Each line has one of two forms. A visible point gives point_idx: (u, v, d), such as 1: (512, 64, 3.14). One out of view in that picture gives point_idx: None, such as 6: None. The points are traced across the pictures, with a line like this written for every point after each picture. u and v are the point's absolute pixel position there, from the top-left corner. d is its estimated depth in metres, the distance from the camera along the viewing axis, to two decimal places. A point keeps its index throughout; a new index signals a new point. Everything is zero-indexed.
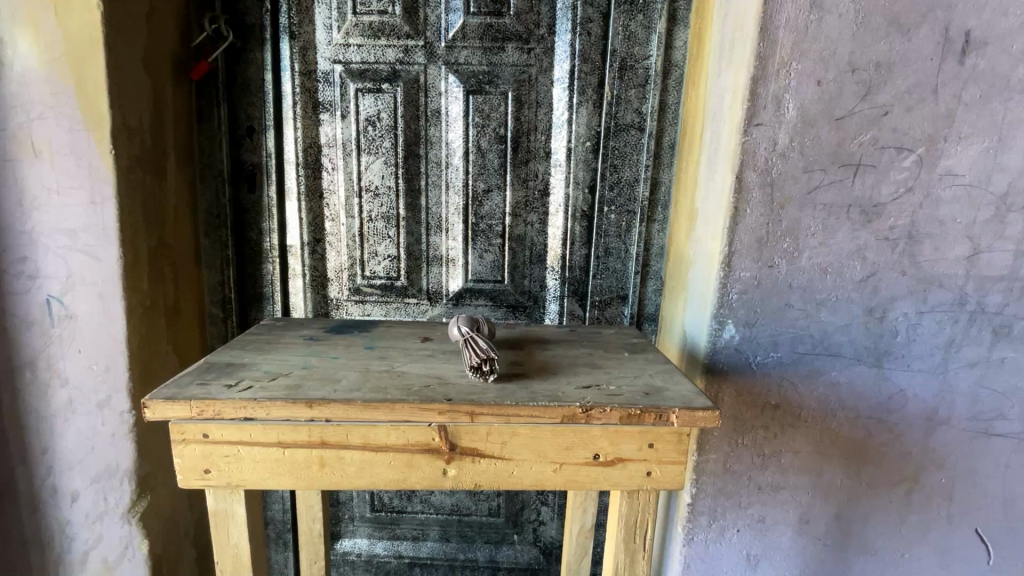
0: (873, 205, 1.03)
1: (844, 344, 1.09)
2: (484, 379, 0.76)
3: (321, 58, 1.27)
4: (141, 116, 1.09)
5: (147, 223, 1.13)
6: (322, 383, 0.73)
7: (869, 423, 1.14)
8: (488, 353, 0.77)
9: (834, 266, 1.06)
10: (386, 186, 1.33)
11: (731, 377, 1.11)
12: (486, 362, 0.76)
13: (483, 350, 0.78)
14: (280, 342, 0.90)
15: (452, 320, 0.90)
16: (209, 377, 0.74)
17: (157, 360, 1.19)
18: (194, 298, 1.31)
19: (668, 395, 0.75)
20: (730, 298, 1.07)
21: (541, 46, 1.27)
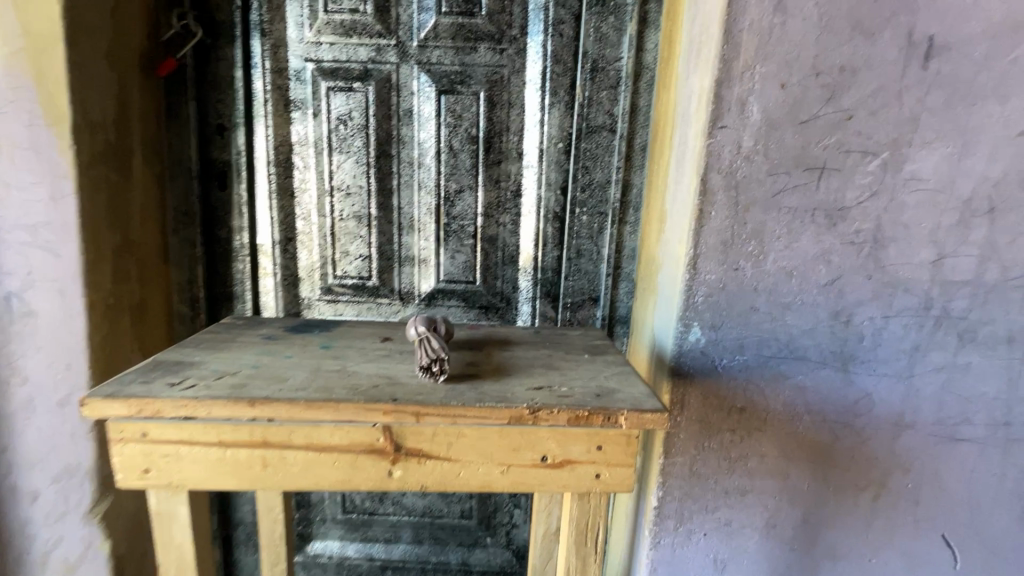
0: (838, 208, 1.03)
1: (810, 348, 1.09)
2: (434, 380, 0.75)
3: (292, 56, 1.27)
4: (104, 112, 1.08)
5: (110, 220, 1.12)
6: (269, 382, 0.72)
7: (836, 428, 1.13)
8: (439, 354, 0.77)
9: (800, 269, 1.05)
10: (357, 185, 1.32)
11: (697, 380, 1.11)
12: (436, 362, 0.75)
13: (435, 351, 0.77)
14: (236, 340, 0.89)
15: (411, 319, 0.89)
16: (154, 375, 0.73)
17: (120, 359, 1.17)
18: (161, 297, 1.30)
19: (619, 397, 0.74)
20: (696, 300, 1.06)
21: (513, 47, 1.26)
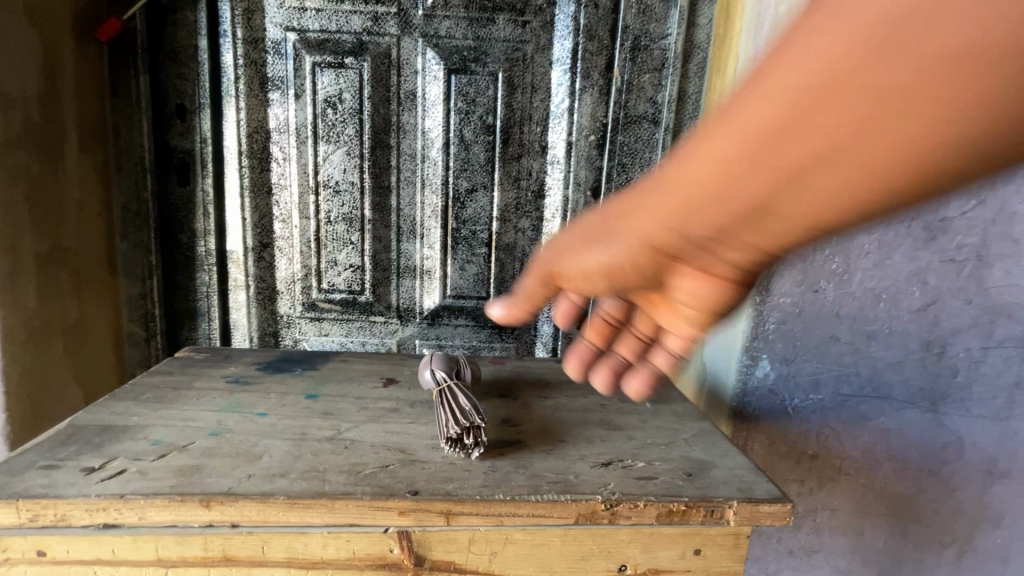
0: (939, 219, 0.85)
1: (896, 386, 0.91)
2: (467, 456, 0.55)
3: (270, 24, 1.04)
4: (25, 82, 0.85)
5: (32, 221, 0.88)
6: (234, 463, 0.51)
7: (919, 477, 0.95)
8: (472, 420, 0.57)
9: (890, 291, 0.87)
10: (348, 181, 1.10)
11: (763, 422, 0.93)
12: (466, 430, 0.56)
13: (466, 415, 0.57)
14: (192, 387, 0.68)
15: (426, 360, 0.70)
16: (66, 452, 0.51)
17: (51, 395, 0.94)
18: (107, 315, 1.06)
19: (717, 479, 0.55)
20: (767, 328, 0.88)
21: (538, 19, 1.05)
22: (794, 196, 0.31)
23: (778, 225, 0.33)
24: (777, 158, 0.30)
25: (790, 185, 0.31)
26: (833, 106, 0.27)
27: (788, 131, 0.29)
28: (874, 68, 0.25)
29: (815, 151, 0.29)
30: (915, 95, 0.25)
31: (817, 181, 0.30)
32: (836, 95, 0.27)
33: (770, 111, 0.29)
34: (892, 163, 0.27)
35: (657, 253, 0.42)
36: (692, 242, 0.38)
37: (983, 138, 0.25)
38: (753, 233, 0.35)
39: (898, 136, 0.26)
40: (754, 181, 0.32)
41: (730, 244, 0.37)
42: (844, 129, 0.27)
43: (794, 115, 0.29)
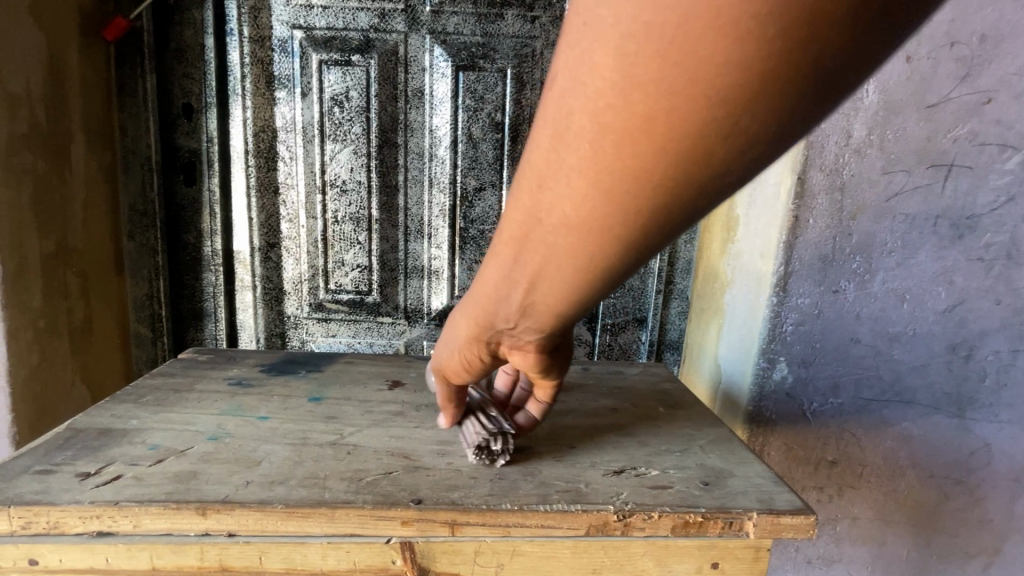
0: (967, 216, 0.81)
1: (920, 390, 0.87)
2: (490, 466, 0.54)
3: (277, 22, 1.02)
4: (30, 82, 0.85)
5: (38, 221, 0.88)
6: (232, 469, 0.50)
7: (945, 484, 0.91)
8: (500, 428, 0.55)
9: (914, 292, 0.84)
10: (355, 181, 1.08)
11: (780, 427, 0.89)
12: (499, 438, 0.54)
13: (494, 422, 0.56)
14: (194, 391, 0.66)
15: None
16: (63, 457, 0.50)
17: (58, 396, 0.93)
18: (113, 316, 1.06)
19: (735, 489, 0.52)
20: (784, 331, 0.85)
21: (547, 14, 1.03)
22: (603, 202, 0.32)
23: (602, 240, 0.34)
24: (572, 176, 0.32)
25: (595, 195, 0.32)
26: (591, 113, 0.29)
27: (570, 150, 0.31)
28: (611, 70, 0.27)
29: (597, 158, 0.30)
30: (657, 78, 0.26)
31: (616, 184, 0.31)
32: (593, 103, 0.28)
33: (551, 139, 0.31)
34: (674, 142, 0.28)
35: (513, 297, 0.42)
36: (541, 276, 0.39)
37: (748, 88, 0.25)
38: (587, 254, 0.35)
39: (659, 115, 0.27)
40: (566, 203, 0.33)
41: (572, 273, 0.37)
42: (612, 129, 0.29)
43: (570, 135, 0.30)
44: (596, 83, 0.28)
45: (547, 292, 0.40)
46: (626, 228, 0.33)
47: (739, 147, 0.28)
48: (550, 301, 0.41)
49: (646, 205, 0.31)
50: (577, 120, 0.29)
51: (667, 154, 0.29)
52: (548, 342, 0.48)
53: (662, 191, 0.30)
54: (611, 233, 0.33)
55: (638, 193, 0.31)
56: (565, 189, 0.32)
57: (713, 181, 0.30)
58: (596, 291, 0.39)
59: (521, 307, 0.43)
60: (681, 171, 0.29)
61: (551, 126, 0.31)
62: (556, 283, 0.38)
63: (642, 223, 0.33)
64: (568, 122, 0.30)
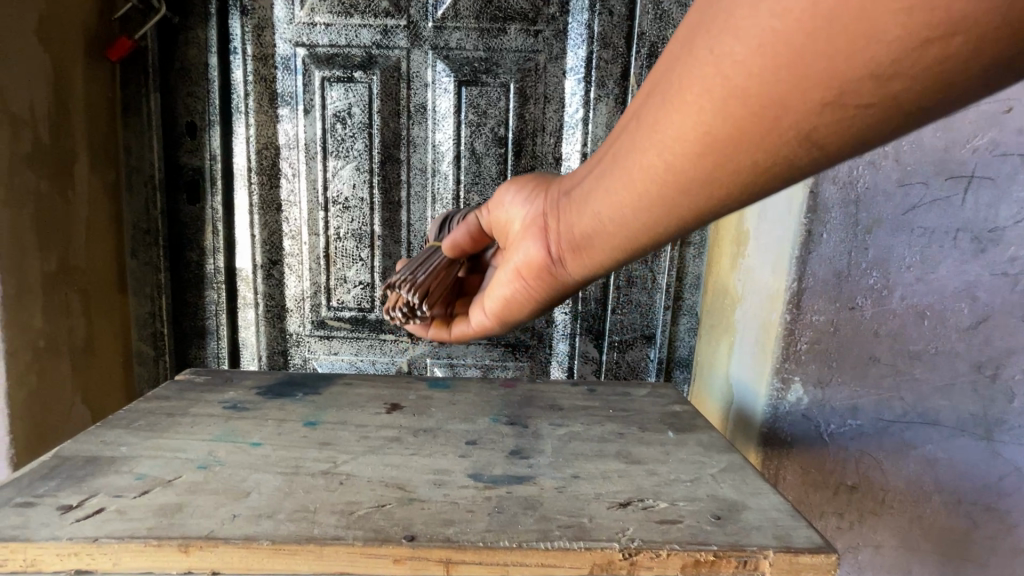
0: (989, 229, 0.77)
1: (943, 411, 0.83)
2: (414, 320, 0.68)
3: (280, 40, 1.02)
4: (34, 102, 0.85)
5: (40, 240, 0.88)
6: (219, 501, 0.48)
7: (973, 511, 0.86)
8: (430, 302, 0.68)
9: (935, 308, 0.80)
10: (357, 197, 1.07)
11: (796, 450, 0.86)
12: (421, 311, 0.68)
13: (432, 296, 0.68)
14: (187, 415, 0.65)
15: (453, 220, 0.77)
16: (45, 489, 0.49)
17: (57, 416, 0.92)
18: (115, 334, 1.05)
19: (748, 523, 0.50)
20: (798, 349, 0.81)
21: (551, 28, 1.02)
22: (666, 149, 0.36)
23: (654, 185, 0.39)
24: (657, 107, 0.36)
25: (662, 134, 0.36)
26: (697, 61, 0.32)
27: (671, 83, 0.34)
28: (730, 35, 0.30)
29: (680, 106, 0.34)
30: (761, 62, 0.29)
31: (685, 138, 0.35)
32: (706, 55, 0.32)
33: (668, 62, 0.35)
34: (752, 124, 0.31)
35: (574, 204, 0.48)
36: (598, 195, 0.44)
37: (844, 96, 0.27)
38: (642, 194, 0.40)
39: (745, 90, 0.30)
40: (643, 131, 0.37)
41: (623, 207, 0.42)
42: (701, 81, 0.32)
43: (676, 67, 0.34)
44: (720, 44, 0.31)
45: (593, 217, 0.46)
46: (682, 187, 0.37)
47: (812, 155, 0.31)
48: (594, 229, 0.47)
49: (704, 170, 0.35)
50: (686, 60, 0.33)
51: (736, 130, 0.32)
52: (568, 283, 0.54)
53: (723, 165, 0.34)
54: (669, 182, 0.38)
55: (700, 155, 0.35)
56: (649, 120, 0.37)
57: (772, 174, 0.34)
58: (649, 233, 0.43)
59: (572, 227, 0.49)
60: (748, 152, 0.33)
61: (674, 51, 0.35)
62: (606, 208, 0.44)
63: (698, 188, 0.37)
64: (681, 56, 0.34)
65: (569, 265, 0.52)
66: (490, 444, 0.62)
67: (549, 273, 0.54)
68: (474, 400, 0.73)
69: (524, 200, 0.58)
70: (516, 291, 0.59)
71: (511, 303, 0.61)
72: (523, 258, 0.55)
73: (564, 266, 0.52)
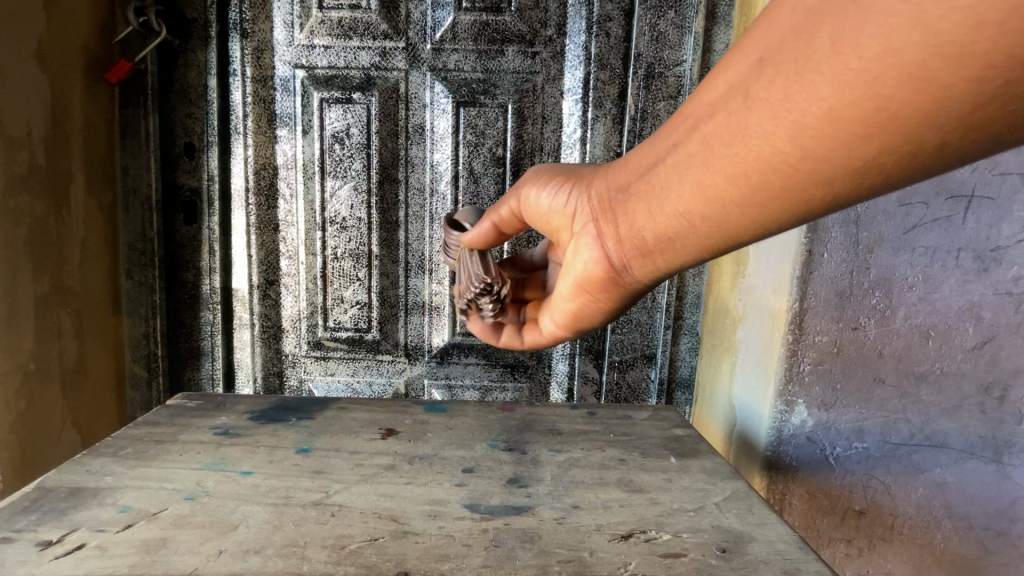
0: (991, 248, 0.77)
1: (952, 433, 0.82)
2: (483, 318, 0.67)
3: (279, 62, 1.03)
4: (31, 124, 0.86)
5: (33, 262, 0.87)
6: (205, 536, 0.48)
7: (985, 537, 0.84)
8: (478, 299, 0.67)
9: (940, 328, 0.79)
10: (355, 217, 1.07)
11: (801, 475, 0.83)
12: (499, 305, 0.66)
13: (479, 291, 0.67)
14: (176, 442, 0.64)
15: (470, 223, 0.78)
16: (25, 523, 0.49)
17: (47, 442, 0.90)
18: (108, 357, 1.03)
19: (756, 557, 0.49)
20: (802, 370, 0.80)
21: (547, 50, 1.03)
22: (790, 128, 0.33)
23: (766, 169, 0.35)
24: (775, 86, 0.33)
25: (783, 114, 0.33)
26: (840, 27, 0.29)
27: (798, 56, 0.31)
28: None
29: (816, 82, 0.31)
30: (945, 20, 0.25)
31: (815, 118, 0.31)
32: (858, 20, 0.28)
33: (784, 35, 0.32)
34: (911, 96, 0.28)
35: (637, 199, 0.44)
36: (677, 186, 0.41)
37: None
38: (744, 179, 0.37)
39: (911, 59, 0.27)
40: (756, 112, 0.34)
41: (717, 195, 0.39)
42: (845, 52, 0.29)
43: (804, 38, 0.31)
44: (883, 6, 0.27)
45: (672, 212, 0.42)
46: (804, 172, 0.34)
47: (972, 135, 0.28)
48: (670, 224, 0.43)
49: (834, 153, 0.32)
50: (821, 27, 0.30)
51: (888, 104, 0.29)
52: (627, 291, 0.51)
53: (857, 144, 0.31)
54: (784, 166, 0.34)
55: (836, 132, 0.31)
56: (760, 100, 0.34)
57: (906, 160, 0.31)
58: (746, 224, 0.39)
59: (637, 225, 0.45)
60: (892, 136, 0.30)
61: (792, 22, 0.32)
62: (691, 201, 0.40)
63: (822, 171, 0.33)
64: (810, 28, 0.30)
65: (631, 270, 0.48)
66: (488, 472, 0.61)
67: (604, 278, 0.50)
68: (471, 425, 0.71)
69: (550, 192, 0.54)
70: (579, 306, 0.54)
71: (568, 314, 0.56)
72: (576, 265, 0.51)
73: (625, 271, 0.49)
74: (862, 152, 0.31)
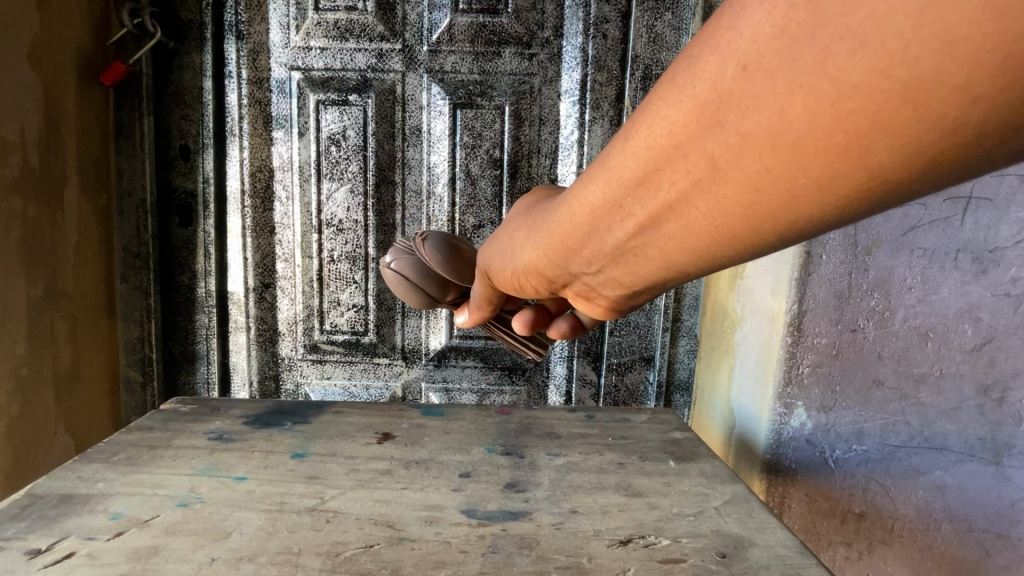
0: (990, 250, 0.77)
1: (951, 436, 0.81)
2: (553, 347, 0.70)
3: (276, 64, 1.03)
4: (24, 127, 0.85)
5: (26, 265, 0.86)
6: (197, 544, 0.48)
7: (984, 539, 0.84)
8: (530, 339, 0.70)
9: (938, 330, 0.79)
10: (351, 220, 1.06)
11: (800, 478, 0.83)
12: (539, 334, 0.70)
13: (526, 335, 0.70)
14: (170, 447, 0.63)
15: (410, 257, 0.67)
16: (15, 531, 0.48)
17: (40, 448, 0.89)
18: (102, 361, 1.03)
19: (756, 563, 0.48)
20: (801, 373, 0.79)
21: (545, 51, 1.02)
22: (770, 206, 0.28)
23: (762, 238, 0.30)
24: (741, 162, 0.27)
25: (759, 191, 0.27)
26: (813, 97, 0.23)
27: (764, 126, 0.25)
28: (869, 65, 0.20)
29: (803, 157, 0.25)
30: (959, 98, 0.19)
31: (808, 194, 0.26)
32: (834, 92, 0.22)
33: (734, 98, 0.25)
34: (929, 166, 0.22)
35: (607, 266, 0.40)
36: (642, 251, 0.36)
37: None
38: (724, 250, 0.32)
39: (913, 135, 0.21)
40: (723, 190, 0.28)
41: (702, 258, 0.34)
42: (826, 127, 0.23)
43: (767, 104, 0.24)
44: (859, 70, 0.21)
45: (653, 272, 0.38)
46: (810, 230, 0.29)
47: None
48: (653, 280, 0.39)
49: (837, 217, 0.27)
50: (788, 94, 0.23)
51: (893, 176, 0.23)
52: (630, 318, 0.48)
53: (869, 203, 0.26)
54: (776, 231, 0.30)
55: (830, 203, 0.26)
56: (731, 174, 0.27)
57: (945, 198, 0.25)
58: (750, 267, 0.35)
59: (616, 282, 0.41)
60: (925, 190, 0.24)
61: (739, 84, 0.25)
62: (672, 262, 0.36)
63: (817, 228, 0.29)
64: (771, 93, 0.24)
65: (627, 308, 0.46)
66: (485, 476, 0.60)
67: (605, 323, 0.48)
68: (468, 429, 0.71)
69: (503, 260, 0.49)
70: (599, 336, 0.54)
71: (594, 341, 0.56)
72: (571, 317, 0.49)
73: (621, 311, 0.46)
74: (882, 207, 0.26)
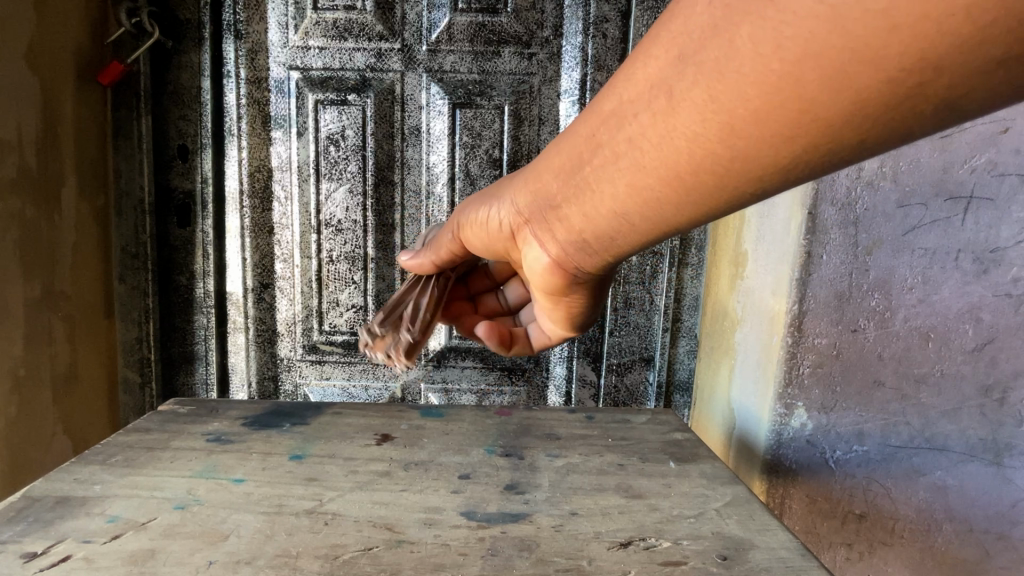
0: (991, 250, 0.77)
1: (952, 436, 0.81)
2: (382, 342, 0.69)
3: (274, 64, 1.02)
4: (21, 127, 0.85)
5: (24, 266, 0.86)
6: (194, 547, 0.47)
7: (985, 540, 0.83)
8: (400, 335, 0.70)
9: (939, 330, 0.78)
10: (350, 220, 1.06)
11: (801, 478, 0.83)
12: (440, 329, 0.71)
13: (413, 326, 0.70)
14: (167, 449, 0.63)
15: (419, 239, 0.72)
16: (11, 534, 0.48)
17: (37, 449, 0.89)
18: (101, 362, 1.02)
19: (757, 565, 0.48)
20: (801, 373, 0.79)
21: (544, 51, 1.02)
22: (719, 128, 0.34)
23: (696, 175, 0.38)
24: (693, 89, 0.34)
25: (704, 118, 0.34)
26: (756, 23, 0.30)
27: (716, 56, 0.32)
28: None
29: (741, 83, 0.32)
30: (865, 24, 0.26)
31: (739, 121, 0.33)
32: (775, 20, 0.29)
33: (699, 33, 0.33)
34: (826, 99, 0.30)
35: (576, 202, 0.47)
36: (615, 182, 0.42)
37: (951, 68, 0.25)
38: (676, 183, 0.39)
39: (823, 62, 0.29)
40: (676, 117, 0.36)
41: (651, 193, 0.41)
42: (760, 52, 0.31)
43: (721, 36, 0.32)
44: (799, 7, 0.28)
45: (612, 210, 0.44)
46: (732, 175, 0.36)
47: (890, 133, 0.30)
48: (608, 224, 0.46)
49: (757, 155, 0.34)
50: (739, 26, 0.31)
51: (801, 108, 0.31)
52: (584, 284, 0.55)
53: (777, 144, 0.33)
54: (713, 166, 0.36)
55: (764, 132, 0.33)
56: (685, 100, 0.35)
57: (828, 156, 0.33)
58: (684, 221, 0.42)
59: (578, 222, 0.48)
60: (816, 138, 0.32)
61: (707, 17, 0.32)
62: (630, 198, 0.42)
63: (741, 171, 0.36)
64: (729, 25, 0.31)
65: (580, 267, 0.52)
66: (484, 478, 0.60)
67: (561, 279, 0.54)
68: (468, 429, 0.71)
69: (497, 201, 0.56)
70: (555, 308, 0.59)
71: (555, 317, 0.61)
72: (535, 268, 0.55)
73: (575, 269, 0.53)
74: (786, 154, 0.33)
